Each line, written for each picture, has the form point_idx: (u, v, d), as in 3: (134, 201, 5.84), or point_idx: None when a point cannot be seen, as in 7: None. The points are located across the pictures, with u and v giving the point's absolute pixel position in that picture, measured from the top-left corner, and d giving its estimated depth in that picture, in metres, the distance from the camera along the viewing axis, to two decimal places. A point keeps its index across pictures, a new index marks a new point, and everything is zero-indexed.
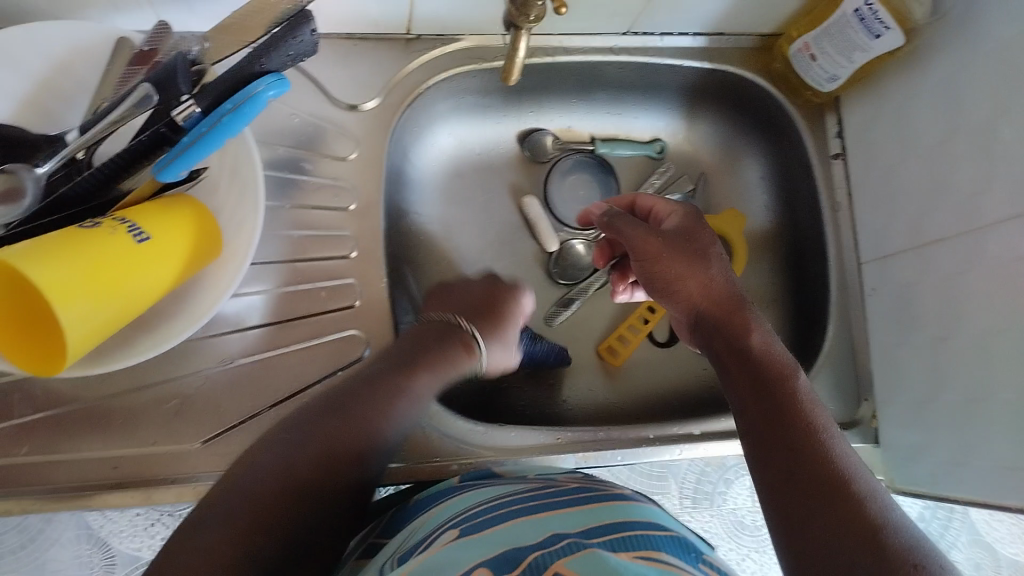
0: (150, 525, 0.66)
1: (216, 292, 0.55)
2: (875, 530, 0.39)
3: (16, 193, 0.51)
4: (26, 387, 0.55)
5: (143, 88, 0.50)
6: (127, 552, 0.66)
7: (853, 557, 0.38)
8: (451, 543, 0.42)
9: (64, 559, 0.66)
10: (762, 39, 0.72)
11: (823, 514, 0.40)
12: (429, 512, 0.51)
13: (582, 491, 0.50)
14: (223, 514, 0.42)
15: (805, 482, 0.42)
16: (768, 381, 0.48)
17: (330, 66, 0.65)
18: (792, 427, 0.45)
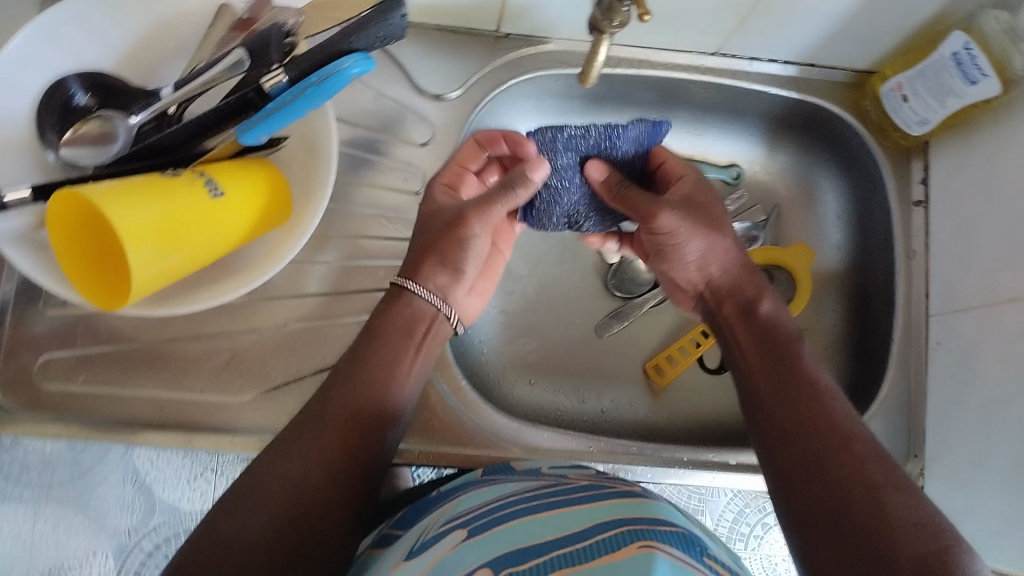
0: (194, 478, 0.69)
1: (278, 254, 0.56)
2: (877, 490, 0.44)
3: (108, 138, 0.53)
4: (92, 321, 0.59)
5: (237, 53, 0.52)
6: (167, 502, 0.69)
7: (860, 521, 0.43)
8: (458, 545, 0.43)
9: (107, 497, 0.68)
10: (855, 76, 0.71)
11: (826, 475, 0.46)
12: (450, 504, 0.51)
13: (607, 488, 0.50)
14: (233, 529, 0.45)
15: (803, 437, 0.48)
16: (776, 349, 0.53)
17: (418, 53, 0.66)
18: (803, 399, 0.49)
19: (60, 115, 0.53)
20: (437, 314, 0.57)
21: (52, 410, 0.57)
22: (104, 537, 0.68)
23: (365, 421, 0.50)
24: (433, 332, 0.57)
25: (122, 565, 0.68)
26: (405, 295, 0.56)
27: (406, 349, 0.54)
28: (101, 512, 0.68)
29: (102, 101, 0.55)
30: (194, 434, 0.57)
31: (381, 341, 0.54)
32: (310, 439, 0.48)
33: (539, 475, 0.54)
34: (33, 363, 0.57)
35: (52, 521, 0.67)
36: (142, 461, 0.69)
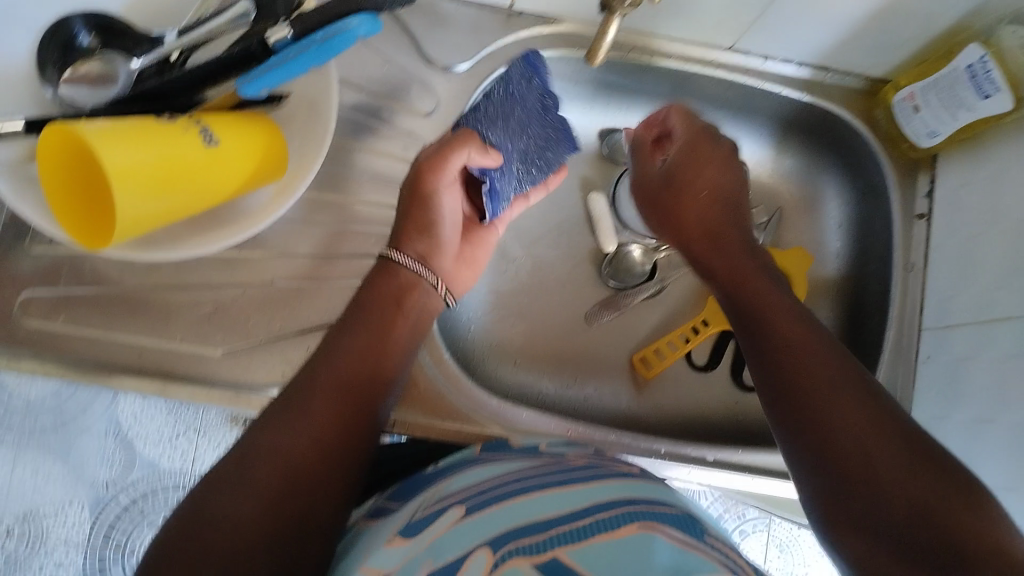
0: (175, 437, 0.77)
1: (268, 211, 0.56)
2: (877, 439, 0.44)
3: (108, 81, 0.53)
4: (78, 262, 0.58)
5: (243, 5, 0.52)
6: (147, 457, 0.77)
7: (870, 487, 0.43)
8: (457, 524, 0.42)
9: (89, 448, 0.75)
10: (868, 83, 0.70)
11: (824, 436, 0.45)
12: (441, 484, 0.51)
13: (601, 468, 0.49)
14: (227, 495, 0.43)
15: (802, 396, 0.47)
16: (751, 296, 0.53)
17: (429, 22, 0.65)
18: (779, 352, 0.49)
19: (61, 53, 0.52)
20: (421, 280, 0.57)
21: (30, 348, 0.56)
22: (82, 488, 0.75)
23: (351, 396, 0.50)
24: (419, 297, 0.57)
25: (97, 515, 0.76)
26: (393, 269, 0.56)
27: (393, 314, 0.55)
28: (82, 463, 0.75)
29: (105, 41, 0.53)
30: (171, 383, 0.57)
31: (368, 313, 0.54)
32: (297, 419, 0.47)
33: (537, 455, 0.54)
34: (15, 299, 0.57)
35: (31, 467, 0.75)
36: (125, 415, 0.76)
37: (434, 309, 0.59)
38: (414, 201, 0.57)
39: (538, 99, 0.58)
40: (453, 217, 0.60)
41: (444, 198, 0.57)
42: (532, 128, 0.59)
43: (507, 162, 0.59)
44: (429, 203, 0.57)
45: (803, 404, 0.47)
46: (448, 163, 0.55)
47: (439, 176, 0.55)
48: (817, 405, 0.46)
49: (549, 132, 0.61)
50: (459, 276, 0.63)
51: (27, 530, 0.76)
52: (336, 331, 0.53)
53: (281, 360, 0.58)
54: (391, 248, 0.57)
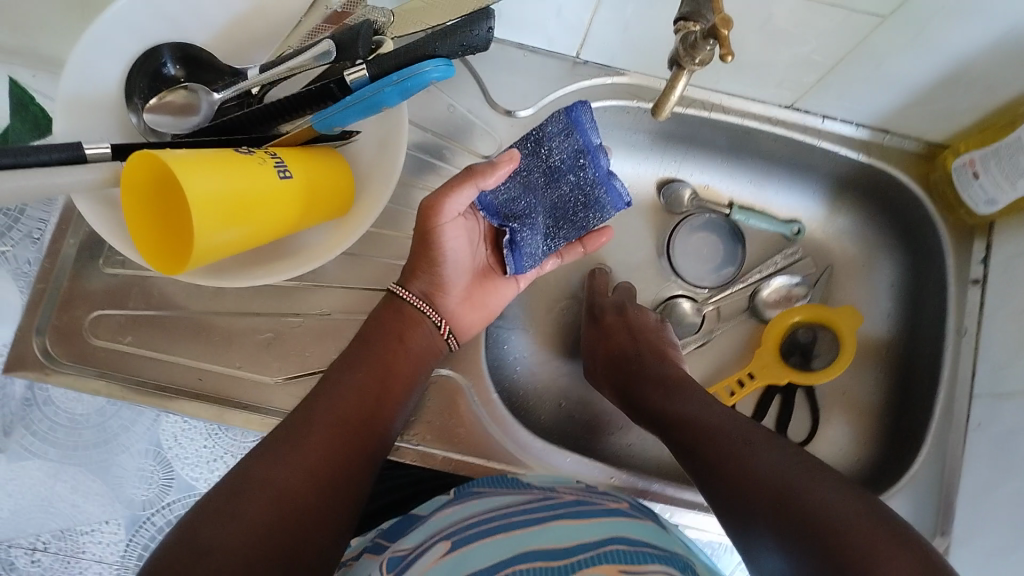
0: (213, 459, 0.75)
1: (334, 245, 0.57)
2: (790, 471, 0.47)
3: (191, 109, 0.56)
4: (145, 285, 0.60)
5: (325, 44, 0.53)
6: (186, 479, 0.75)
7: (775, 508, 0.45)
8: (442, 558, 0.44)
9: (128, 468, 0.73)
10: (927, 147, 0.70)
11: (739, 483, 0.48)
12: (436, 516, 0.51)
13: (594, 506, 0.49)
14: (227, 516, 0.43)
15: (720, 460, 0.50)
16: (676, 411, 0.56)
17: (496, 68, 0.67)
18: (708, 444, 0.51)
19: (148, 82, 0.56)
20: (425, 318, 0.60)
21: (95, 366, 0.58)
22: (119, 507, 0.74)
23: (349, 431, 0.51)
24: (421, 334, 0.59)
25: (133, 534, 0.76)
26: (395, 303, 0.59)
27: (394, 348, 0.57)
28: (119, 481, 0.74)
29: (189, 73, 0.57)
30: (226, 408, 0.58)
31: (368, 351, 0.56)
32: (298, 448, 0.48)
33: (528, 488, 0.55)
34: (85, 318, 0.59)
35: (72, 483, 0.72)
36: (167, 435, 0.74)
37: (434, 350, 0.61)
38: (421, 244, 0.58)
39: (575, 153, 0.58)
40: (461, 259, 0.60)
41: (447, 238, 0.57)
42: (564, 186, 0.60)
43: (533, 217, 0.60)
44: (433, 244, 0.57)
45: (721, 473, 0.49)
46: (447, 205, 0.53)
47: (437, 217, 0.54)
48: (734, 461, 0.49)
49: (587, 190, 0.61)
50: (472, 319, 0.64)
51: (62, 546, 0.76)
52: (344, 363, 0.55)
53: None
54: (398, 284, 0.59)
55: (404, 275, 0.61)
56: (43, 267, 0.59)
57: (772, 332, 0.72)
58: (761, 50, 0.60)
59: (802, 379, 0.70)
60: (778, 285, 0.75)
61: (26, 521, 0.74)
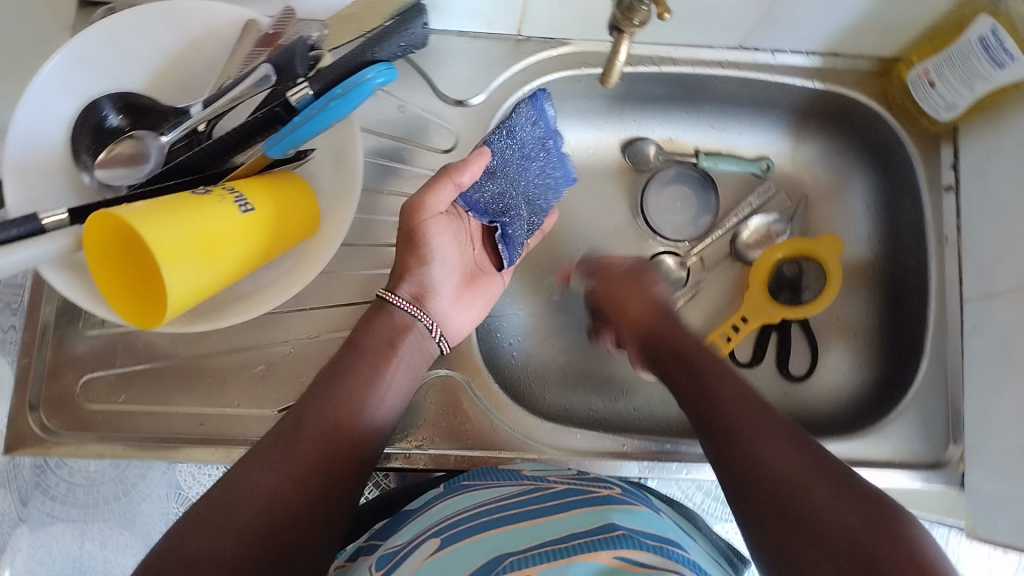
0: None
1: (308, 269, 0.57)
2: (812, 460, 0.49)
3: (141, 157, 0.54)
4: (130, 340, 0.60)
5: (263, 69, 0.52)
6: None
7: (792, 497, 0.47)
8: (432, 556, 0.44)
9: (153, 513, 0.71)
10: (881, 62, 0.70)
11: (757, 461, 0.50)
12: (425, 514, 0.51)
13: (587, 495, 0.49)
14: (214, 525, 0.44)
15: (741, 432, 0.52)
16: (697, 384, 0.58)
17: (441, 61, 0.66)
18: (727, 421, 0.53)
19: (92, 138, 0.55)
20: (416, 321, 0.58)
21: (94, 430, 0.58)
22: None
23: (342, 438, 0.51)
24: (413, 341, 0.58)
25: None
26: (385, 308, 0.57)
27: (388, 358, 0.56)
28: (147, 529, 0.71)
29: (133, 121, 0.56)
30: (232, 448, 0.58)
31: (357, 357, 0.55)
32: (287, 456, 0.48)
33: (519, 479, 0.55)
34: (76, 383, 0.59)
35: (100, 540, 0.71)
36: (185, 475, 0.72)
37: (426, 354, 0.59)
38: (406, 245, 0.58)
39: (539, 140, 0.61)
40: (450, 262, 0.61)
41: (434, 238, 0.59)
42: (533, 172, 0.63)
43: (515, 210, 0.62)
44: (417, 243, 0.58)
45: (742, 447, 0.51)
46: (430, 201, 0.56)
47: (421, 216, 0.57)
48: (756, 441, 0.51)
49: (551, 176, 0.64)
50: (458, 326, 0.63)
51: None
52: (336, 373, 0.53)
53: None
54: (388, 289, 0.57)
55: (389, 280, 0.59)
56: (25, 341, 0.59)
57: (758, 272, 0.72)
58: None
59: (792, 312, 0.70)
60: (756, 226, 0.75)
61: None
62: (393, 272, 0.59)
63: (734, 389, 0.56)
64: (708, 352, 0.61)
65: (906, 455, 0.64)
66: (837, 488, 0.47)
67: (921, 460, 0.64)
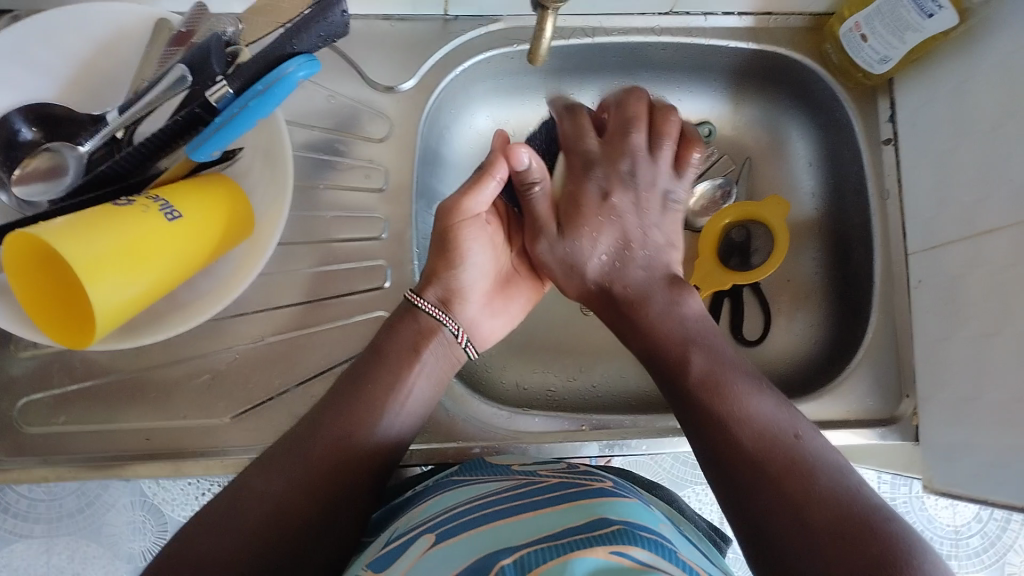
0: (202, 494, 0.68)
1: (243, 273, 0.55)
2: (804, 480, 0.44)
3: (58, 170, 0.52)
4: (66, 359, 0.58)
5: (179, 70, 0.50)
6: (179, 520, 0.68)
7: (792, 525, 0.43)
8: (428, 552, 0.42)
9: (119, 523, 0.68)
10: (813, 19, 0.69)
11: (743, 485, 0.46)
12: (419, 507, 0.51)
13: (574, 488, 0.48)
14: (221, 530, 0.44)
15: (721, 450, 0.48)
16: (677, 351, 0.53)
17: (368, 47, 0.65)
18: (714, 397, 0.50)
19: (5, 153, 0.53)
20: (440, 326, 0.56)
21: (36, 455, 0.56)
22: (120, 564, 0.68)
23: (359, 441, 0.50)
24: (436, 347, 0.56)
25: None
26: (411, 312, 0.56)
27: (411, 365, 0.54)
28: (114, 539, 0.68)
29: (48, 133, 0.54)
30: (183, 461, 0.57)
31: (384, 360, 0.53)
32: (295, 461, 0.48)
33: (510, 474, 0.54)
34: (14, 407, 0.57)
35: (67, 554, 0.67)
36: (148, 482, 0.68)
37: (453, 361, 0.57)
38: (439, 247, 0.56)
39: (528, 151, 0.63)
40: (488, 265, 0.58)
41: (468, 241, 0.56)
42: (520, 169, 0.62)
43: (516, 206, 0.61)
44: (449, 245, 0.56)
45: (725, 464, 0.47)
46: (467, 202, 0.55)
47: (458, 219, 0.55)
48: (738, 462, 0.47)
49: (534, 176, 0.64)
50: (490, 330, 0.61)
51: None
52: (360, 378, 0.52)
53: (287, 414, 0.58)
54: (415, 293, 0.56)
55: (419, 284, 0.58)
56: None
57: (707, 240, 0.71)
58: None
59: (741, 279, 0.70)
60: (703, 191, 0.74)
61: None
62: (425, 277, 0.57)
63: (710, 379, 0.51)
64: (681, 317, 0.55)
65: (859, 413, 0.65)
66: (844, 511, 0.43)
67: (876, 416, 0.65)
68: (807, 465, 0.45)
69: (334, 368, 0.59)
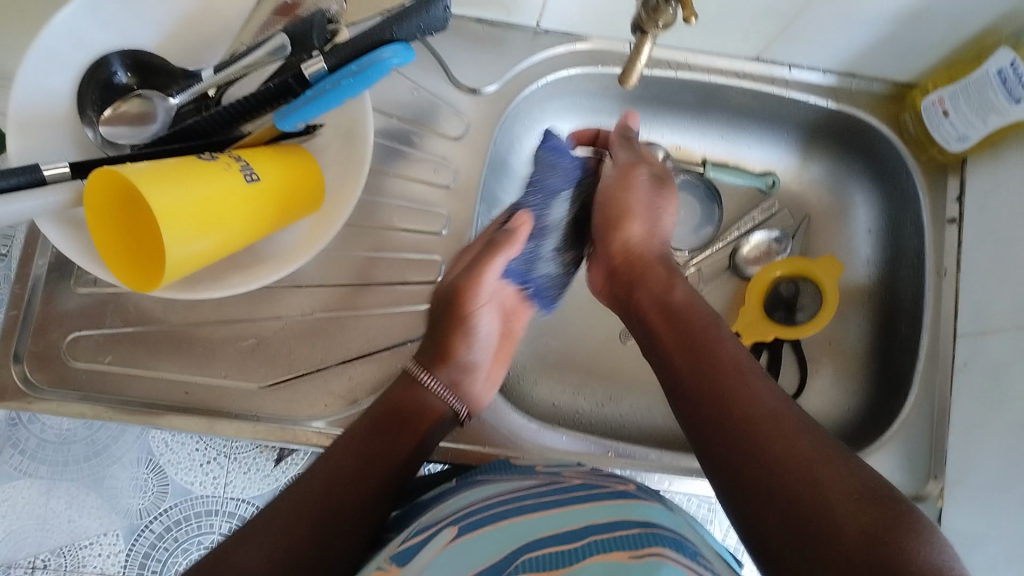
0: (207, 462, 0.70)
1: (307, 245, 0.56)
2: (813, 442, 0.44)
3: (147, 118, 0.55)
4: (120, 301, 0.59)
5: (280, 38, 0.53)
6: (181, 484, 0.70)
7: (788, 488, 0.42)
8: (450, 545, 0.43)
9: (122, 478, 0.69)
10: (895, 88, 0.70)
11: (758, 455, 0.44)
12: (441, 505, 0.51)
13: (599, 488, 0.49)
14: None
15: (728, 409, 0.47)
16: (685, 326, 0.53)
17: (456, 47, 0.66)
18: (714, 368, 0.50)
19: (99, 92, 0.54)
20: (444, 404, 0.57)
21: (77, 389, 0.57)
22: (116, 517, 0.69)
23: (347, 489, 0.50)
24: (439, 423, 0.57)
25: (133, 544, 0.70)
26: (416, 384, 0.56)
27: (411, 430, 0.54)
28: (115, 491, 0.69)
29: (142, 80, 0.56)
30: (217, 420, 0.57)
31: (387, 417, 0.54)
32: (289, 517, 0.48)
33: (531, 475, 0.54)
34: (62, 340, 0.58)
35: (65, 499, 0.69)
36: (158, 441, 0.70)
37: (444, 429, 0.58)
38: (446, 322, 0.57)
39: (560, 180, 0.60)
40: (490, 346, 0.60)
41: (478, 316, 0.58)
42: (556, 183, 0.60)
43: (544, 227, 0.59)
44: (461, 322, 0.57)
45: (736, 434, 0.46)
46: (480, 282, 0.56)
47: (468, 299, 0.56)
48: (760, 428, 0.45)
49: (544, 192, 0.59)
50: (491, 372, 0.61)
51: (63, 563, 0.69)
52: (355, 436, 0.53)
53: (324, 390, 0.58)
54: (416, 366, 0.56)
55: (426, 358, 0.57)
56: (14, 294, 0.58)
57: (756, 287, 0.71)
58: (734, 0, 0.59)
59: (786, 333, 0.70)
60: (757, 241, 0.74)
61: (22, 537, 0.69)
62: (428, 348, 0.57)
63: (723, 348, 0.51)
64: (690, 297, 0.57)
65: None
66: (845, 476, 0.42)
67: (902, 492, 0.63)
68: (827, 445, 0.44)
69: (376, 354, 0.60)
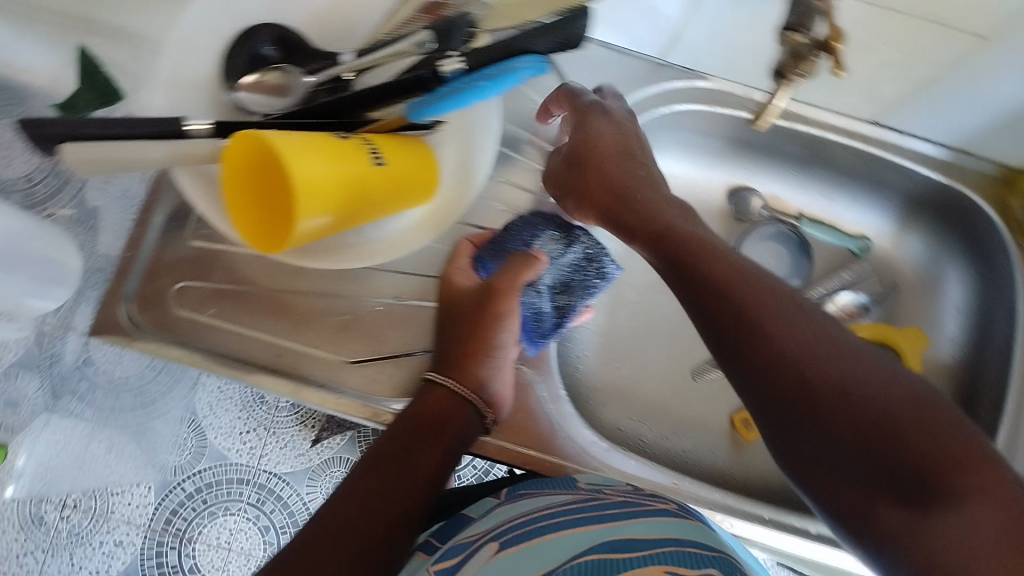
0: (245, 432, 0.86)
1: (415, 233, 0.59)
2: (849, 368, 0.40)
3: (283, 91, 0.57)
4: (229, 261, 0.61)
5: (421, 33, 0.53)
6: (217, 448, 0.84)
7: (842, 433, 0.39)
8: (494, 557, 0.44)
9: (163, 432, 0.81)
10: (1005, 171, 0.70)
11: (804, 400, 0.41)
12: (485, 516, 0.52)
13: (640, 505, 0.50)
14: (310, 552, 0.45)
15: (757, 360, 0.42)
16: (681, 258, 0.47)
17: (580, 69, 0.68)
18: (728, 312, 0.44)
19: (246, 61, 0.56)
20: (466, 404, 0.56)
21: (175, 335, 0.59)
22: (152, 470, 0.80)
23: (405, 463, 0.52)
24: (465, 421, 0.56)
25: (161, 498, 0.81)
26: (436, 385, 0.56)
27: (441, 427, 0.55)
28: (155, 446, 0.80)
29: (285, 55, 0.57)
30: (303, 386, 0.58)
31: (426, 406, 0.55)
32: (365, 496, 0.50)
33: (574, 489, 0.55)
34: (170, 288, 0.60)
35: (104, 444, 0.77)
36: (201, 405, 0.83)
37: (473, 434, 0.57)
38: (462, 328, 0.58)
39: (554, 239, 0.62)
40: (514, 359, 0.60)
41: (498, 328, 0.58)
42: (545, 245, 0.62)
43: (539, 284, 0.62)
44: (477, 330, 0.57)
45: (795, 398, 0.41)
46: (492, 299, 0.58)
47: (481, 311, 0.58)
48: (796, 373, 0.41)
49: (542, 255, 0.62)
50: (506, 385, 0.59)
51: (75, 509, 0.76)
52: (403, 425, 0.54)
53: (407, 375, 0.60)
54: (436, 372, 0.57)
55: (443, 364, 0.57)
56: (133, 237, 0.61)
57: None
58: (865, 62, 0.60)
59: None
60: (843, 301, 0.74)
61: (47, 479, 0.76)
62: (448, 353, 0.57)
63: (730, 274, 0.45)
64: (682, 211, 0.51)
65: None
66: (891, 395, 0.39)
67: None
68: (885, 369, 0.40)
69: None
